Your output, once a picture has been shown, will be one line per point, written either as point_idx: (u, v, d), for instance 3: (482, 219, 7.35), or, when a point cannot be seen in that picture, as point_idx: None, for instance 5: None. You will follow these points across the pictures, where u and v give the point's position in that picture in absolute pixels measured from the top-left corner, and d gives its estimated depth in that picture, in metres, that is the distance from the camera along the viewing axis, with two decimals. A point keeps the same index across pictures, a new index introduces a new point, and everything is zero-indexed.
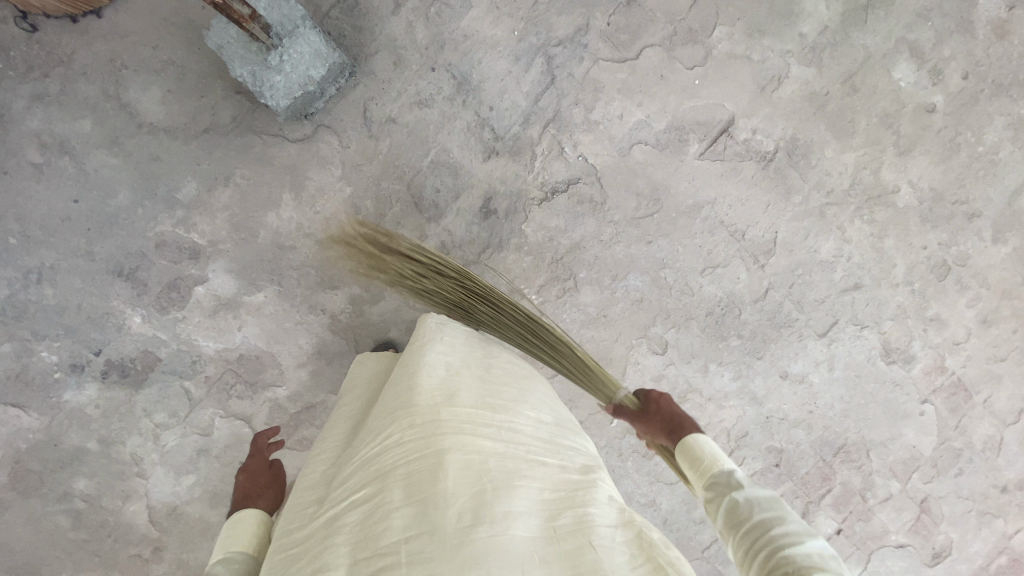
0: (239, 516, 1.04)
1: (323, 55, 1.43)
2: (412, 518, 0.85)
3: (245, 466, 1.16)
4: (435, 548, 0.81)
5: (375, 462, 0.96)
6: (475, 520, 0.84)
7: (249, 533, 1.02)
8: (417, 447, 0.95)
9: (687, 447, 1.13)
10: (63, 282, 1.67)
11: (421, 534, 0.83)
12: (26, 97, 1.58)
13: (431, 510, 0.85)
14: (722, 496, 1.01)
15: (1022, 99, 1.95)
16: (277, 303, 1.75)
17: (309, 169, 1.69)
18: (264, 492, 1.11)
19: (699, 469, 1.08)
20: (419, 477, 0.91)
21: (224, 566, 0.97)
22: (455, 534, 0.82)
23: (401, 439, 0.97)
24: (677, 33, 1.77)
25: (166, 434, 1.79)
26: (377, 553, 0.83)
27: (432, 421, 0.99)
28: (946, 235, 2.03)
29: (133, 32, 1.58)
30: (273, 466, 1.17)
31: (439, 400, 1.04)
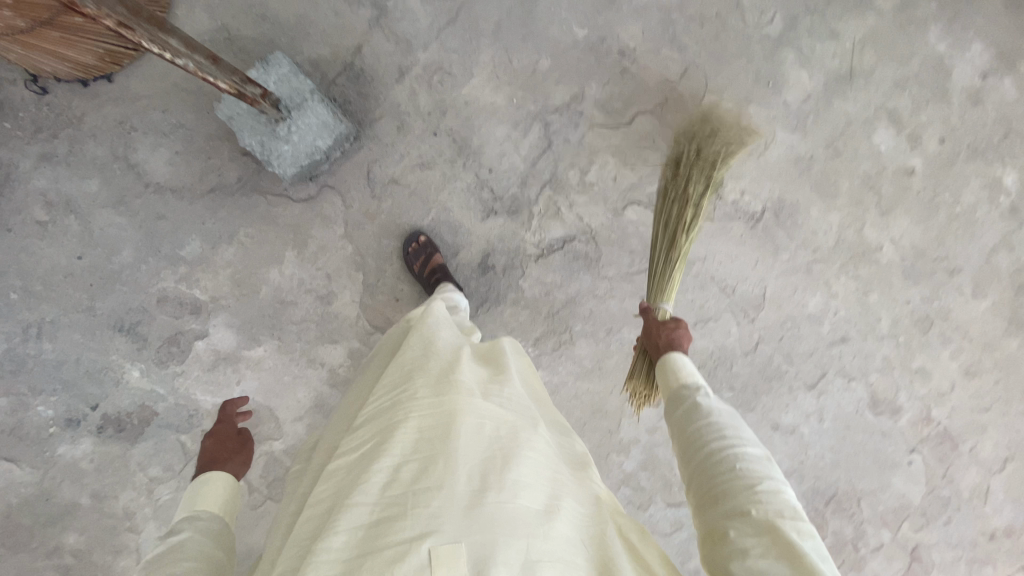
0: (205, 477, 1.11)
1: (330, 126, 1.47)
2: (422, 473, 0.88)
3: (213, 431, 1.24)
4: (440, 505, 0.84)
5: (384, 419, 0.96)
6: (481, 489, 0.88)
7: (216, 494, 1.09)
8: (431, 405, 0.97)
9: (665, 360, 1.15)
10: (62, 337, 1.67)
11: (428, 487, 0.86)
12: (33, 157, 1.60)
13: (443, 468, 0.88)
14: (686, 398, 1.05)
15: (996, 162, 2.06)
16: (277, 357, 1.77)
17: (313, 228, 1.73)
18: (233, 456, 1.20)
19: (671, 379, 1.11)
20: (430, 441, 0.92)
21: (190, 523, 1.03)
22: (462, 501, 0.85)
23: (414, 398, 0.97)
24: (669, 100, 1.84)
25: (160, 488, 1.79)
26: (387, 506, 0.84)
27: (444, 381, 1.01)
28: (928, 290, 2.11)
29: (142, 96, 1.60)
30: (241, 434, 1.27)
31: (452, 365, 1.06)
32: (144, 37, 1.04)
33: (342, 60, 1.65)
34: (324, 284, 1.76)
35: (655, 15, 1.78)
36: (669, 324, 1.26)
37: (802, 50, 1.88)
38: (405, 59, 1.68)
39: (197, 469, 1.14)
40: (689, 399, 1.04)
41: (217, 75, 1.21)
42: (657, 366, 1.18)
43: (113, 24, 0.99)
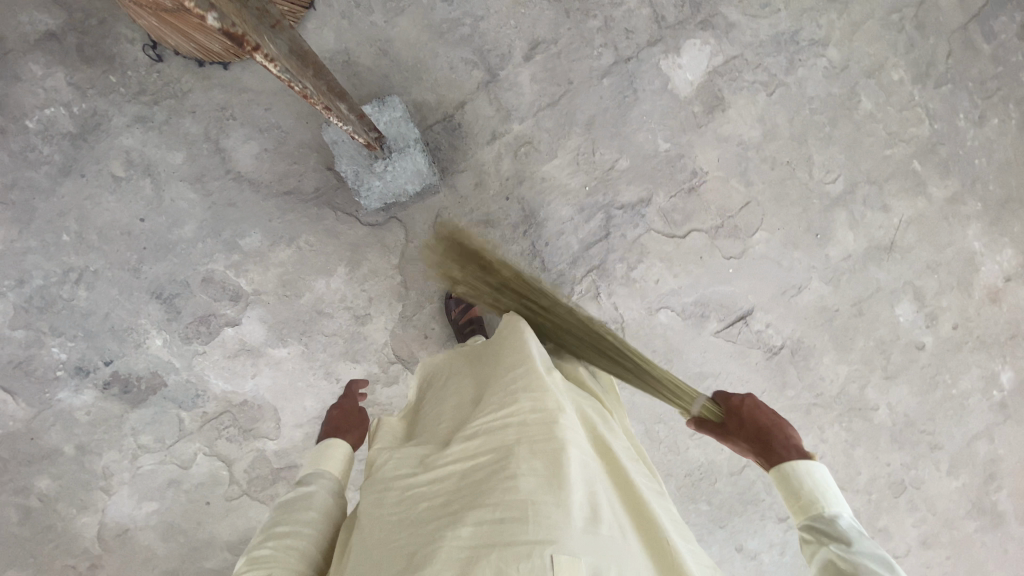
0: (330, 441, 1.14)
1: (423, 175, 1.55)
2: (541, 488, 0.87)
3: (340, 403, 1.27)
4: (561, 521, 0.84)
5: (499, 428, 0.96)
6: (595, 516, 0.87)
7: (337, 460, 1.12)
8: (545, 425, 0.96)
9: (779, 476, 1.11)
10: (100, 289, 1.70)
11: (548, 503, 0.85)
12: (128, 116, 1.64)
13: (562, 488, 0.87)
14: (823, 547, 1.01)
15: (997, 358, 2.21)
16: (297, 362, 1.81)
17: (369, 251, 1.79)
18: (354, 429, 1.22)
19: (799, 506, 1.07)
20: (546, 460, 0.92)
21: (313, 479, 1.07)
22: (579, 521, 0.85)
23: (529, 417, 0.97)
24: (724, 225, 1.95)
25: (144, 457, 1.79)
26: (507, 513, 0.84)
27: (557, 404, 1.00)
28: (908, 457, 2.23)
29: (250, 90, 1.66)
30: (362, 410, 1.28)
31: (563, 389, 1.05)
32: (336, 112, 1.26)
33: (444, 111, 1.76)
34: (363, 306, 1.81)
35: (733, 147, 1.91)
36: (749, 406, 1.21)
37: (854, 213, 2.02)
38: (501, 125, 1.79)
39: (320, 436, 1.18)
40: (826, 535, 1.01)
41: (364, 132, 1.41)
42: (770, 468, 1.14)
43: (315, 105, 1.20)
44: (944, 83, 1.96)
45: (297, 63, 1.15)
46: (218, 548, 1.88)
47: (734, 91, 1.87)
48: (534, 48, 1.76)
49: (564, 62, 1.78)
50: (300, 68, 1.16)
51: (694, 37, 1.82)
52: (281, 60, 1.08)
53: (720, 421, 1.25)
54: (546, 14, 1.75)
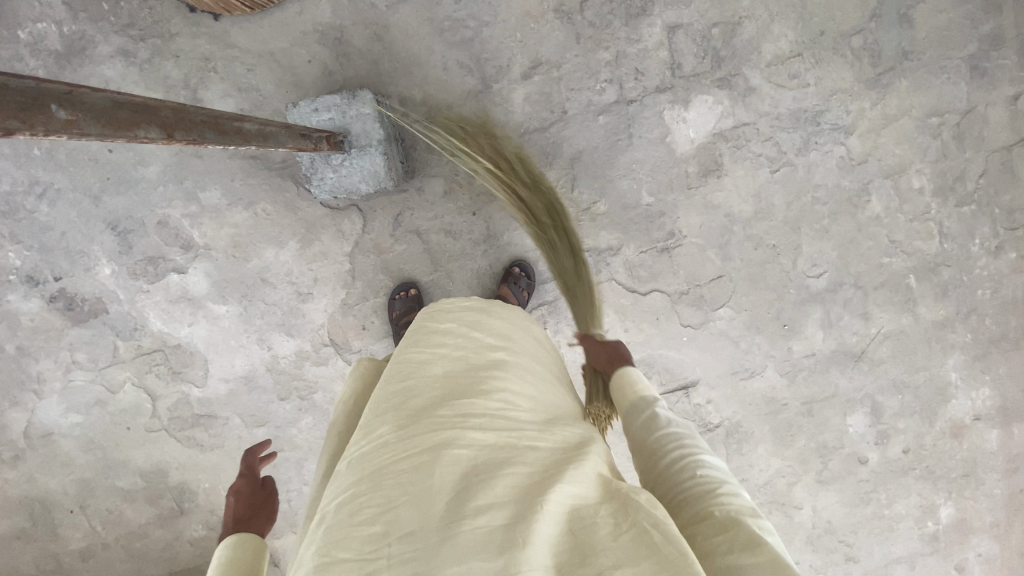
0: (233, 540, 0.96)
1: (378, 177, 1.51)
2: (396, 518, 0.74)
3: (235, 488, 1.10)
4: (417, 547, 0.70)
5: (366, 460, 0.84)
6: (458, 511, 0.73)
7: (246, 555, 0.95)
8: (404, 442, 0.83)
9: (618, 373, 1.06)
10: (60, 208, 1.73)
11: (402, 532, 0.72)
12: (113, 47, 1.63)
13: (416, 507, 0.74)
14: (643, 409, 0.95)
15: (942, 492, 2.11)
16: (234, 322, 1.84)
17: (324, 233, 1.77)
18: (260, 510, 1.06)
19: (625, 392, 1.01)
20: (406, 478, 0.79)
21: None
22: (438, 528, 0.71)
23: (388, 438, 0.85)
24: (689, 293, 1.87)
25: (77, 372, 1.88)
26: (367, 558, 0.72)
27: (422, 415, 0.87)
28: (819, 561, 2.18)
29: (237, 47, 1.63)
30: (265, 485, 1.12)
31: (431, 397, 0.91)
32: (208, 144, 0.94)
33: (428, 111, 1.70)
34: (307, 285, 1.81)
35: (719, 218, 1.82)
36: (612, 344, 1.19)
37: (830, 313, 1.91)
38: None
39: (222, 533, 1.00)
40: (646, 407, 0.95)
41: (286, 141, 1.21)
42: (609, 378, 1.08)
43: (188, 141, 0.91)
44: (967, 203, 1.82)
45: (122, 117, 0.74)
46: (129, 471, 1.98)
47: (735, 159, 1.77)
48: (535, 68, 1.68)
49: (562, 89, 1.70)
50: (132, 121, 0.77)
51: (707, 94, 1.72)
52: (95, 132, 0.70)
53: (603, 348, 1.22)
54: (556, 35, 1.66)
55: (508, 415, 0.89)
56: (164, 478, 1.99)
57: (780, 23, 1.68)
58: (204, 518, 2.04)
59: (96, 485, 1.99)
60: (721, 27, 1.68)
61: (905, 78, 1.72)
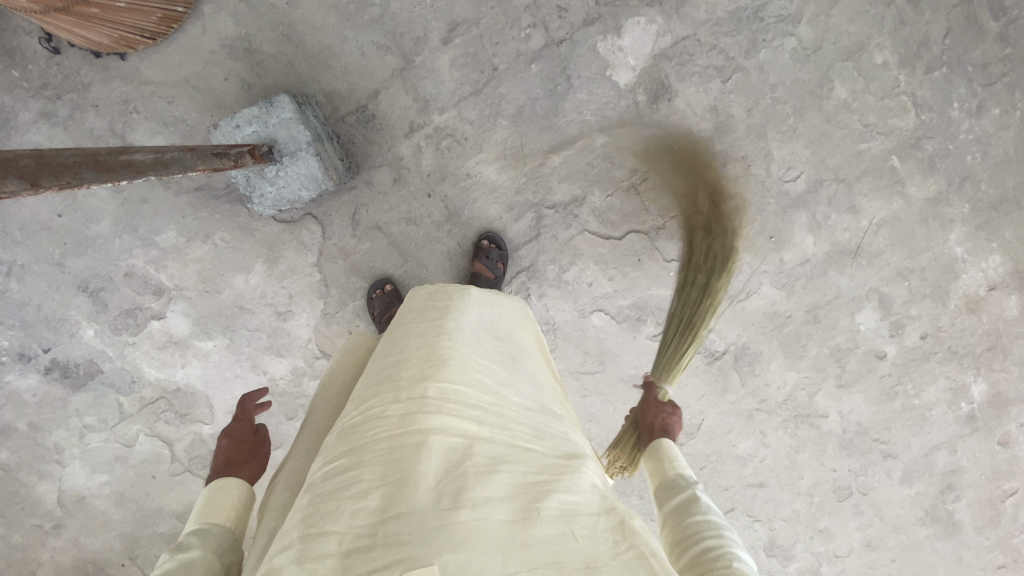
0: (219, 483, 0.95)
1: (317, 179, 1.48)
2: (391, 497, 0.70)
3: (229, 430, 1.07)
4: (410, 527, 0.67)
5: (358, 435, 0.80)
6: (455, 501, 0.70)
7: (228, 504, 0.93)
8: (399, 422, 0.79)
9: (656, 446, 1.06)
10: (29, 281, 1.75)
11: (398, 514, 0.68)
12: (33, 112, 1.60)
13: (411, 487, 0.71)
14: (680, 489, 0.95)
15: (970, 370, 2.04)
16: (223, 354, 1.85)
17: (287, 248, 1.76)
18: (247, 460, 1.03)
19: (662, 469, 1.01)
20: (398, 456, 0.75)
21: (198, 537, 0.86)
22: (434, 515, 0.68)
23: (383, 417, 0.80)
24: (666, 226, 1.81)
25: (91, 435, 1.93)
26: (352, 533, 0.68)
27: (417, 392, 0.83)
28: (858, 465, 2.14)
29: (152, 82, 1.59)
30: (258, 433, 1.09)
31: (427, 373, 0.86)
32: (90, 185, 0.85)
33: (357, 102, 1.65)
34: (284, 304, 1.81)
35: (679, 142, 1.74)
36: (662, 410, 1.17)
37: (816, 215, 1.83)
38: (420, 116, 1.68)
39: (209, 476, 0.99)
40: (682, 489, 0.95)
41: (195, 163, 1.17)
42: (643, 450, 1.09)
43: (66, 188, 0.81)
44: (938, 65, 1.71)
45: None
46: (166, 516, 2.04)
47: (682, 78, 1.68)
48: (453, 31, 1.61)
49: (487, 46, 1.62)
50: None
51: (637, 15, 1.63)
52: None
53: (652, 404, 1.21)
54: None
55: (504, 408, 0.87)
56: None
57: None
58: None
59: (138, 536, 2.06)
60: None
61: None
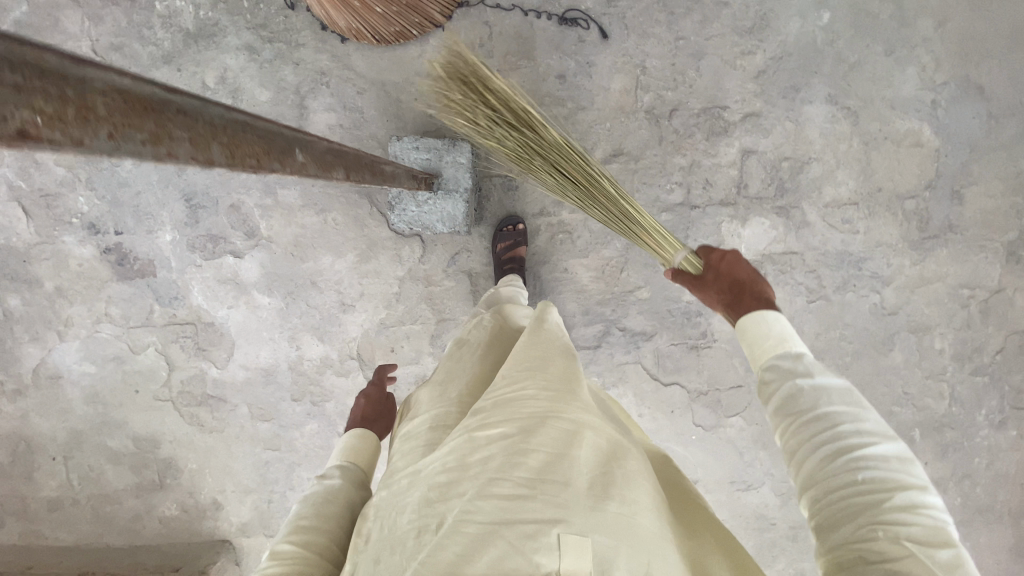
0: (357, 434, 1.18)
1: (455, 220, 1.61)
2: (548, 464, 0.77)
3: (366, 392, 1.32)
4: (568, 499, 0.74)
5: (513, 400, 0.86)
6: (606, 491, 0.77)
7: (361, 450, 1.15)
8: (555, 401, 0.85)
9: (744, 324, 1.06)
10: (144, 169, 1.80)
11: (554, 482, 0.75)
12: (240, 41, 1.72)
13: (568, 464, 0.77)
14: (781, 381, 0.94)
15: None
16: (272, 314, 1.88)
17: (382, 253, 1.85)
18: (377, 418, 1.27)
19: (761, 350, 1.01)
20: (549, 432, 0.81)
21: (339, 469, 1.09)
22: (588, 495, 0.75)
23: (537, 392, 0.87)
24: (708, 394, 1.94)
25: (105, 325, 1.90)
26: (514, 487, 0.75)
27: (568, 384, 0.90)
28: None
29: (354, 71, 1.74)
30: (387, 397, 1.33)
31: (574, 372, 0.94)
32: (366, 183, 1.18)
33: (508, 170, 1.82)
34: (352, 298, 1.88)
35: None
36: (718, 267, 1.16)
37: None
38: (552, 206, 1.85)
39: (349, 425, 1.23)
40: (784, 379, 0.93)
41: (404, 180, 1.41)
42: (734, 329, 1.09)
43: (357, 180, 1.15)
44: (980, 374, 1.93)
45: (325, 159, 0.96)
46: (123, 433, 1.98)
47: (777, 281, 1.87)
48: (615, 156, 1.80)
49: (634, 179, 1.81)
50: (329, 163, 0.98)
51: (765, 217, 1.83)
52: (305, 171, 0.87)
53: (698, 275, 1.20)
54: (642, 132, 1.78)
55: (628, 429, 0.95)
56: (155, 448, 1.99)
57: (844, 171, 1.80)
58: (181, 498, 2.02)
59: (86, 438, 1.98)
60: (792, 162, 1.79)
61: (945, 248, 1.85)
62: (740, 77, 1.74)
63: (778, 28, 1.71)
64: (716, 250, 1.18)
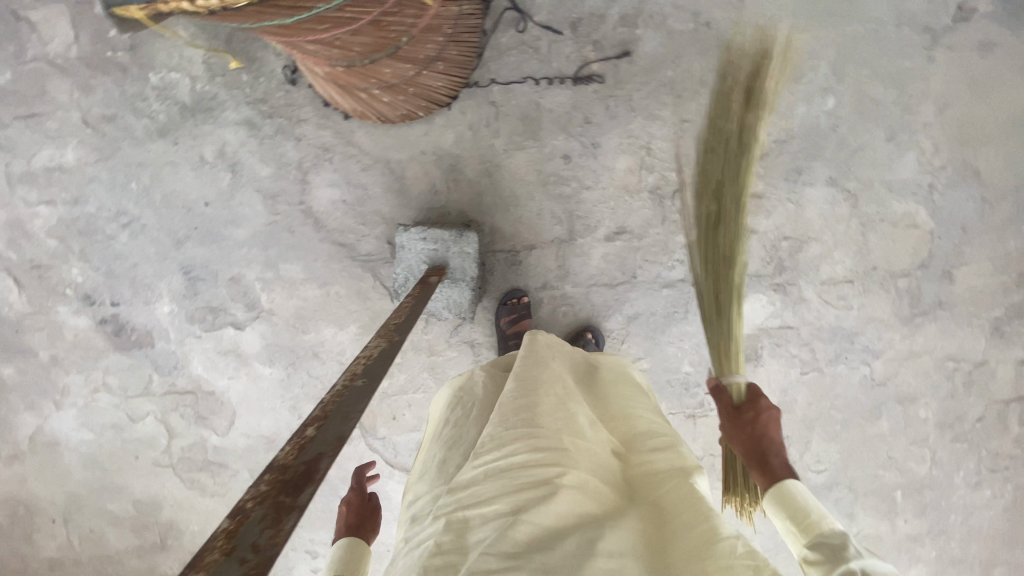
0: (346, 545, 1.03)
1: (461, 308, 1.64)
2: (534, 536, 0.84)
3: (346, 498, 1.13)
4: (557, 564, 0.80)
5: (500, 470, 0.94)
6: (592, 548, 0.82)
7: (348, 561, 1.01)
8: (540, 464, 0.94)
9: (777, 491, 1.07)
10: (140, 241, 1.77)
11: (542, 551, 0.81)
12: (241, 116, 1.69)
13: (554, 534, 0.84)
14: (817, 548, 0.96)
15: None
16: (274, 384, 1.88)
17: (385, 326, 1.84)
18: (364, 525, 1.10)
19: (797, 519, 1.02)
20: (541, 498, 0.88)
21: None
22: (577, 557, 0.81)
23: (523, 455, 0.95)
24: (703, 459, 2.01)
25: (103, 393, 1.89)
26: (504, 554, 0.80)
27: (555, 445, 0.98)
28: None
29: (357, 146, 1.71)
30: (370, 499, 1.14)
31: (562, 429, 1.02)
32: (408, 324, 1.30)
33: (513, 244, 1.83)
34: None
35: None
36: (758, 425, 1.15)
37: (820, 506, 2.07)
38: (556, 279, 1.87)
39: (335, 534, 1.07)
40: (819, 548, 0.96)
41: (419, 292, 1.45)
42: (766, 493, 1.09)
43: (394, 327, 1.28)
44: (960, 439, 2.03)
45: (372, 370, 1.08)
46: (123, 497, 1.98)
47: (773, 354, 1.92)
48: (619, 234, 1.82)
49: (637, 257, 1.84)
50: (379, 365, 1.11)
51: (762, 293, 1.87)
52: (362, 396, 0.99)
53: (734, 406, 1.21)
54: (645, 211, 1.81)
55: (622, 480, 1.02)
56: (156, 512, 1.99)
57: (841, 250, 1.84)
58: (183, 559, 2.04)
59: (85, 502, 1.98)
60: (791, 242, 1.83)
61: (934, 323, 1.91)
62: None
63: (782, 113, 1.74)
64: (762, 398, 1.20)
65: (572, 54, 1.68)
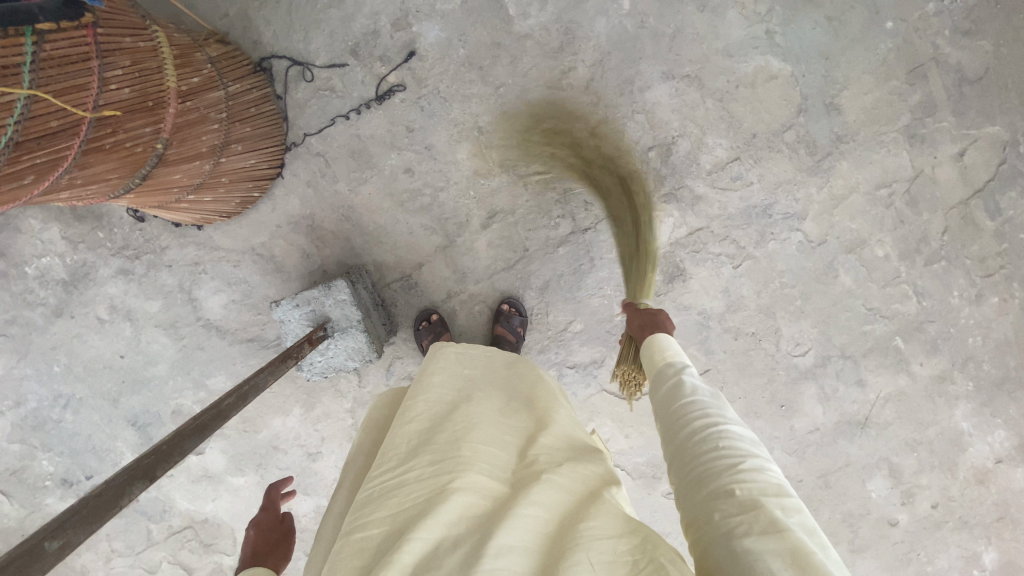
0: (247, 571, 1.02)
1: (363, 350, 1.65)
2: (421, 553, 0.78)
3: (256, 520, 1.17)
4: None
5: (395, 493, 0.89)
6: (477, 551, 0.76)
7: None
8: (431, 481, 0.89)
9: (650, 341, 1.12)
10: (85, 413, 1.89)
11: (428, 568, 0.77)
12: (113, 268, 1.77)
13: (442, 546, 0.79)
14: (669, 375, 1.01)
15: (983, 540, 2.05)
16: (253, 490, 1.94)
17: (324, 395, 1.88)
18: (271, 551, 1.12)
19: (655, 362, 1.08)
20: (430, 511, 0.83)
21: None
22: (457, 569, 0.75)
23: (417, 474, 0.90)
24: None
25: (117, 558, 2.00)
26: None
27: (449, 451, 0.92)
28: None
29: (222, 248, 1.78)
30: (283, 520, 1.19)
31: (458, 434, 0.96)
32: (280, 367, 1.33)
33: (402, 270, 1.83)
34: (316, 445, 1.92)
35: (693, 316, 1.89)
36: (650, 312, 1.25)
37: (824, 387, 1.95)
38: (457, 284, 1.85)
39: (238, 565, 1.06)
40: (672, 375, 1.01)
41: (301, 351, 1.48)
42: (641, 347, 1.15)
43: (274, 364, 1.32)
44: (935, 260, 1.83)
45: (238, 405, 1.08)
46: None
47: (695, 262, 1.84)
48: (492, 217, 1.80)
49: (520, 230, 1.81)
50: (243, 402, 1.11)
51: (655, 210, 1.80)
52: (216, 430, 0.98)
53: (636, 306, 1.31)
54: (505, 185, 1.78)
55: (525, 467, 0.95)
56: None
57: (711, 134, 1.76)
58: None
59: None
60: (657, 149, 1.76)
61: (844, 160, 1.78)
62: (572, 95, 1.72)
63: (585, 35, 1.69)
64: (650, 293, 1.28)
65: (366, 78, 1.70)
